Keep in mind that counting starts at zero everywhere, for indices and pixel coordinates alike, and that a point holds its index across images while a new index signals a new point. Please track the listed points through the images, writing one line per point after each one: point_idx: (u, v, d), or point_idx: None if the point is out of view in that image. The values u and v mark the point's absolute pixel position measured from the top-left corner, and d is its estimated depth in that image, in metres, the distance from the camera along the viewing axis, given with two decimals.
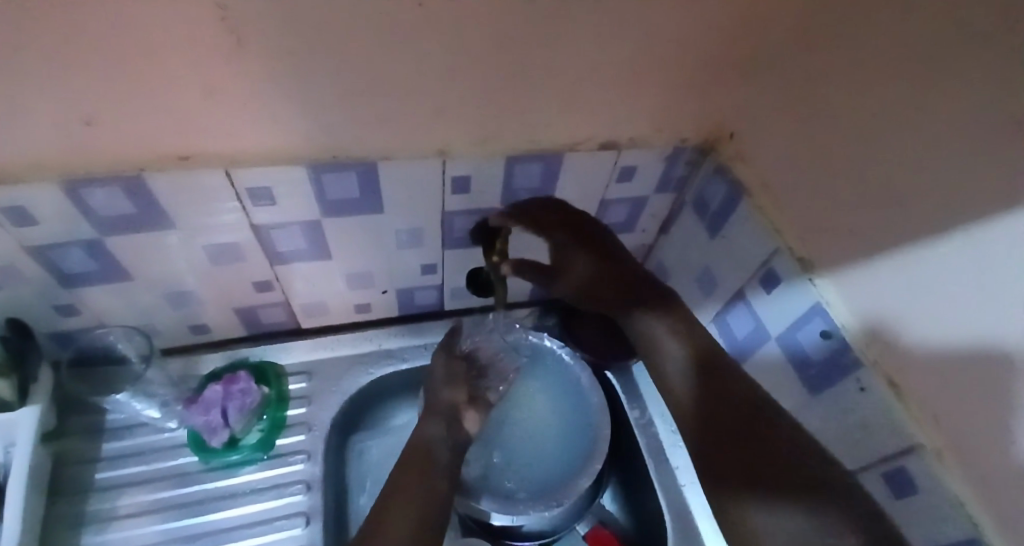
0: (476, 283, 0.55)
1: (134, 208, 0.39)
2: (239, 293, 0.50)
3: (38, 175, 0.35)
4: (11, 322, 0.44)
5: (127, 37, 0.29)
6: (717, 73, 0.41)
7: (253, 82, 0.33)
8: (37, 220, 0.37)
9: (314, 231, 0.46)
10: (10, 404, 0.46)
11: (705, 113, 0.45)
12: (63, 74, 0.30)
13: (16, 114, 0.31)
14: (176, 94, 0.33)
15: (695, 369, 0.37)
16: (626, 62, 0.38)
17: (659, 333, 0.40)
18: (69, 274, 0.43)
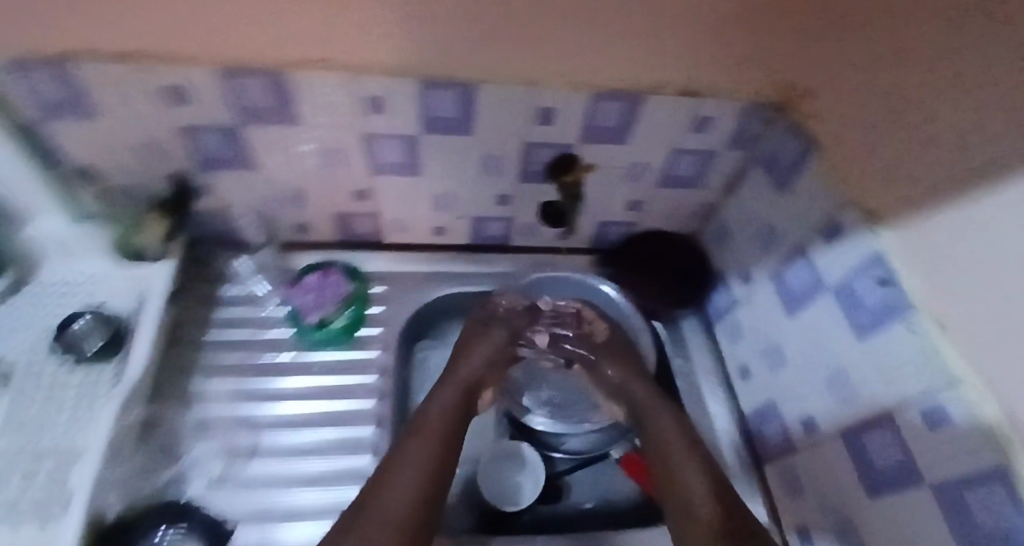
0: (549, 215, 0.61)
1: (271, 102, 0.45)
2: (338, 197, 0.57)
3: (202, 62, 0.41)
4: (178, 176, 0.51)
5: None
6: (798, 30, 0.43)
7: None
8: (196, 102, 0.44)
9: (412, 146, 0.51)
10: (147, 254, 0.55)
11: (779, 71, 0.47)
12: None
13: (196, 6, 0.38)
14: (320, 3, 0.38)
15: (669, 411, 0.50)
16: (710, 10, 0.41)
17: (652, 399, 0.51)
18: (208, 159, 0.50)
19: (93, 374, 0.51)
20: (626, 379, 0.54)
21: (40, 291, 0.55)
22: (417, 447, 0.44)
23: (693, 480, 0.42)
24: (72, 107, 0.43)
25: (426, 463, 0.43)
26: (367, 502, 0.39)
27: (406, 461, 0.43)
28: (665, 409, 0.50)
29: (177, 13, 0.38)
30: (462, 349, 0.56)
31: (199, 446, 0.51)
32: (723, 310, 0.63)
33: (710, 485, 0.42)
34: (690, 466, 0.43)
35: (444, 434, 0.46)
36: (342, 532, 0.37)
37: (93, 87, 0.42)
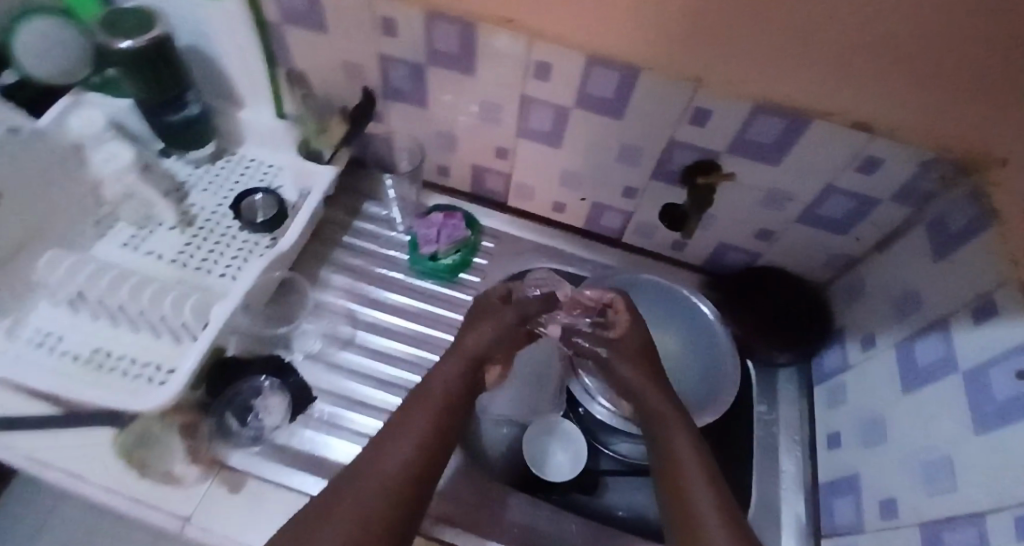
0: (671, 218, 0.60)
1: (457, 48, 0.51)
2: (483, 150, 0.62)
3: (413, 2, 0.47)
4: (366, 91, 0.58)
5: None
6: (998, 94, 0.39)
7: None
8: (398, 35, 0.51)
9: (563, 117, 0.54)
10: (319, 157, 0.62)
11: (967, 132, 0.42)
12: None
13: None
14: None
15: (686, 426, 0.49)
16: (889, 44, 0.38)
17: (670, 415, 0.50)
18: (391, 88, 0.58)
19: (250, 240, 0.60)
20: (646, 389, 0.53)
21: (232, 164, 0.65)
22: (418, 420, 0.45)
23: (702, 493, 0.42)
24: (306, 19, 0.52)
25: (422, 437, 0.44)
26: (364, 466, 0.41)
27: (404, 431, 0.44)
28: (682, 421, 0.49)
29: None
30: (478, 315, 0.56)
31: (309, 321, 0.60)
32: (830, 373, 0.58)
33: (717, 500, 0.42)
34: (700, 476, 0.44)
35: (445, 409, 0.47)
36: (337, 491, 0.40)
37: (326, 5, 0.50)
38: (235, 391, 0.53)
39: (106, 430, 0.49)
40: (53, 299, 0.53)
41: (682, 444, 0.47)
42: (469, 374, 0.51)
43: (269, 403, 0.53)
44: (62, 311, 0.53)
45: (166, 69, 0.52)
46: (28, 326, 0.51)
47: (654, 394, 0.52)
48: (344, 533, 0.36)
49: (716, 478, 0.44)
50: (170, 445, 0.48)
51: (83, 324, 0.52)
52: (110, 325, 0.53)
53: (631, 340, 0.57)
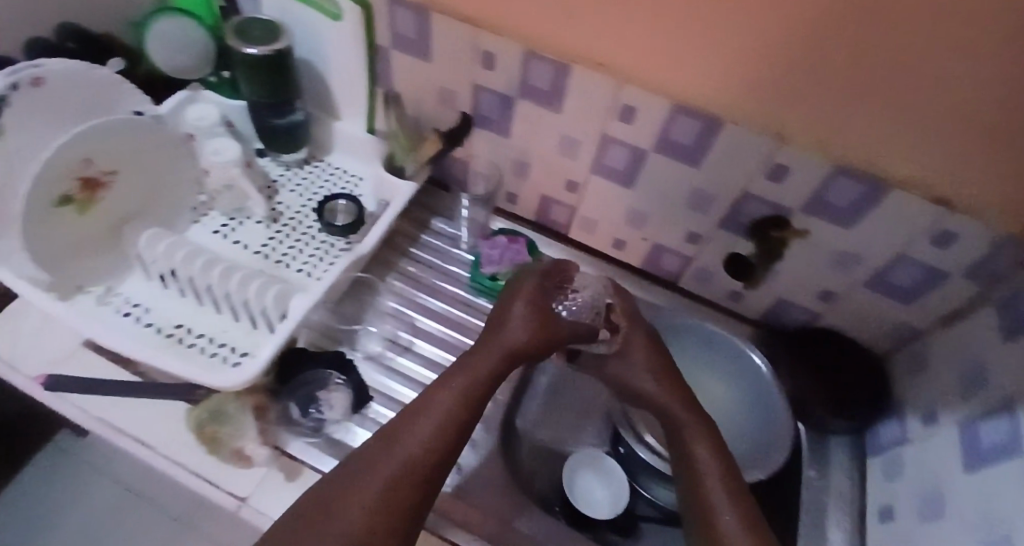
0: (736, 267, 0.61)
1: (548, 86, 0.54)
2: (554, 183, 0.65)
3: (517, 40, 0.51)
4: (466, 118, 0.61)
5: None
6: None
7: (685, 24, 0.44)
8: (496, 69, 0.55)
9: (639, 160, 0.57)
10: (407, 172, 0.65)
11: None
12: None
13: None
14: (630, 16, 0.46)
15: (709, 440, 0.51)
16: (965, 95, 0.38)
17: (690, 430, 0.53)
18: (479, 116, 0.61)
19: (329, 240, 0.64)
20: (668, 397, 0.55)
21: (321, 169, 0.71)
22: (445, 399, 0.47)
23: (719, 503, 0.47)
24: (415, 46, 0.57)
25: (450, 421, 0.45)
26: (390, 438, 0.44)
27: (432, 411, 0.46)
28: (702, 430, 0.52)
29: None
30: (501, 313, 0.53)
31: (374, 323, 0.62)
32: (886, 445, 0.57)
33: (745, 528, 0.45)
34: (720, 484, 0.48)
35: (478, 395, 0.48)
36: (364, 457, 0.43)
37: (436, 35, 0.54)
38: (299, 381, 0.54)
39: (180, 404, 0.51)
40: (145, 271, 0.57)
41: (709, 462, 0.49)
42: (501, 368, 0.49)
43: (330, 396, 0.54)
44: (152, 285, 0.57)
45: (281, 77, 0.57)
46: (119, 294, 0.55)
47: (675, 401, 0.54)
48: (374, 505, 0.40)
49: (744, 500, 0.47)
50: (234, 426, 0.50)
51: (169, 299, 0.56)
52: (196, 304, 0.56)
53: (637, 345, 0.58)
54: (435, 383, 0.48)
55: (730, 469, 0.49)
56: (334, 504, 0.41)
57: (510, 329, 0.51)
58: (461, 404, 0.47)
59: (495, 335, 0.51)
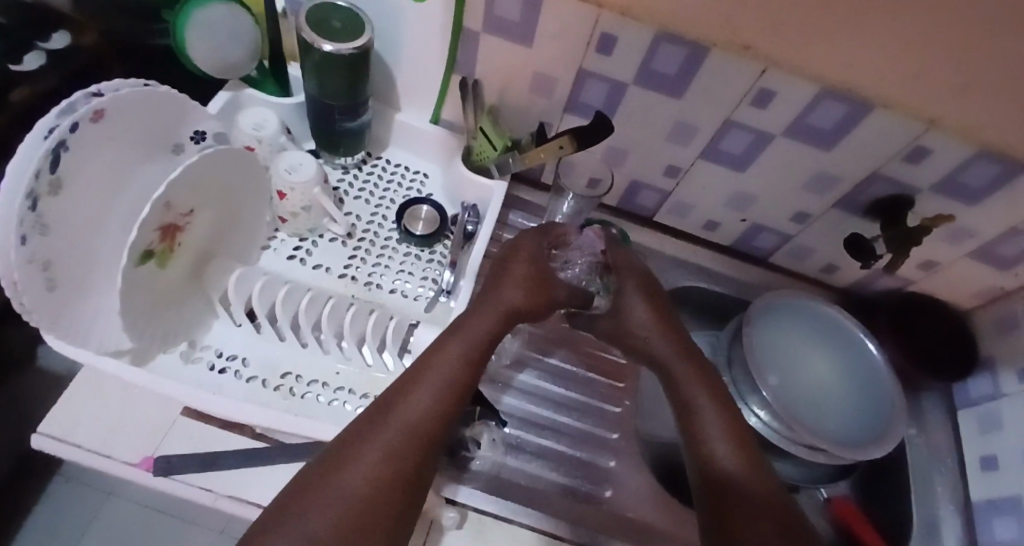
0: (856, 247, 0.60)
1: (675, 70, 0.49)
2: (652, 168, 0.60)
3: (650, 22, 0.45)
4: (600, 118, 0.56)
5: None
6: None
7: (860, 7, 0.40)
8: (614, 53, 0.49)
9: (761, 143, 0.53)
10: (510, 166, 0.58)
11: None
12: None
13: None
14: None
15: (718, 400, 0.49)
16: None
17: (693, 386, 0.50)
18: (578, 102, 0.56)
19: (413, 252, 0.57)
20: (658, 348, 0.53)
21: (380, 168, 0.63)
22: (451, 361, 0.43)
23: (713, 437, 0.45)
24: (518, 27, 0.49)
25: (450, 385, 0.42)
26: (391, 402, 0.40)
27: (437, 375, 0.42)
28: (702, 379, 0.50)
29: None
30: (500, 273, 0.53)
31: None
32: (977, 399, 0.61)
33: (750, 480, 0.41)
34: (725, 439, 0.45)
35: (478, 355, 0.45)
36: (362, 424, 0.38)
37: (544, 18, 0.48)
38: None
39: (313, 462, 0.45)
40: (231, 317, 0.48)
41: (711, 418, 0.47)
42: (497, 327, 0.48)
43: (475, 431, 0.49)
44: (241, 332, 0.48)
45: (360, 74, 0.49)
46: (206, 348, 0.47)
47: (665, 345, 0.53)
48: (370, 477, 0.35)
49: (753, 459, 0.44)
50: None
51: (268, 345, 0.48)
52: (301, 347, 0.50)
53: (632, 295, 0.55)
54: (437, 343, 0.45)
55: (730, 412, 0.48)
56: (322, 474, 0.35)
57: (505, 291, 0.51)
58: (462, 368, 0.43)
59: (491, 295, 0.50)
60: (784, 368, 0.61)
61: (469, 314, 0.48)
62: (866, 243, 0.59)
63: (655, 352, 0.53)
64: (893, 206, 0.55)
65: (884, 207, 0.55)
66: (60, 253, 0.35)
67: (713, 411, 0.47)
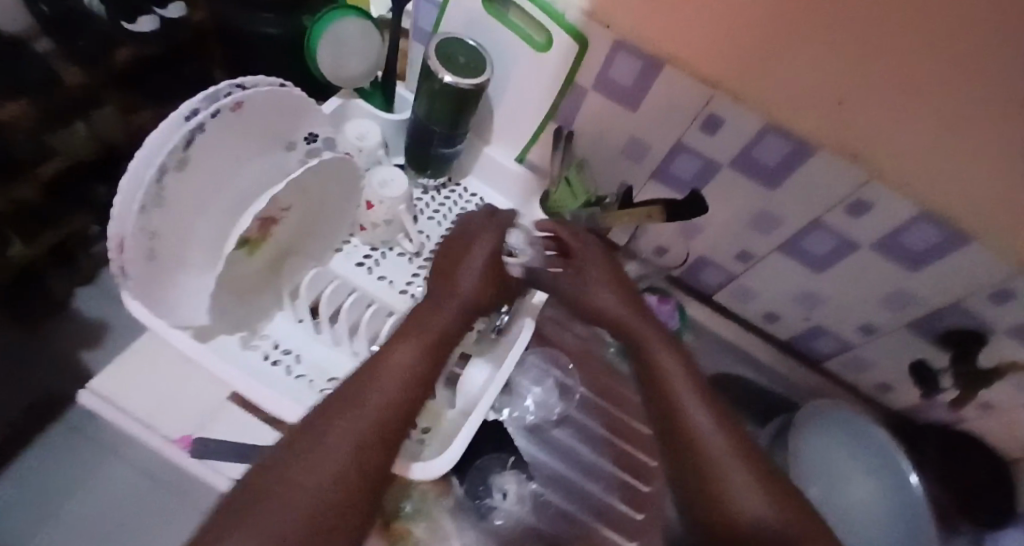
0: (920, 375, 0.60)
1: (774, 163, 0.49)
2: (724, 250, 0.60)
3: (762, 113, 0.46)
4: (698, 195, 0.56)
5: (964, 75, 0.35)
6: None
7: (991, 142, 0.38)
8: (718, 133, 0.49)
9: (844, 249, 0.53)
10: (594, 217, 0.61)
11: None
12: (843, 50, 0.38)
13: (807, 77, 0.41)
14: (913, 119, 0.40)
15: (699, 387, 0.43)
16: None
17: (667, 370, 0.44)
18: (667, 172, 0.56)
19: None
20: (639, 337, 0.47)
21: (457, 195, 0.64)
22: (406, 358, 0.40)
23: (708, 434, 0.39)
24: (628, 93, 0.51)
25: (416, 374, 0.40)
26: (350, 394, 0.37)
27: (388, 375, 0.39)
28: (688, 373, 0.44)
29: (789, 75, 0.42)
30: (446, 267, 0.49)
31: (532, 389, 0.57)
32: None
33: (779, 498, 0.35)
34: (740, 454, 0.38)
35: (436, 349, 0.42)
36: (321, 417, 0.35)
37: (658, 87, 0.49)
38: (472, 468, 0.51)
39: None
40: (294, 312, 0.50)
41: (714, 422, 0.40)
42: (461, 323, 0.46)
43: (505, 478, 0.51)
44: (301, 328, 0.49)
45: (468, 108, 0.51)
46: (264, 337, 0.48)
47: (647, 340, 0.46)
48: (334, 476, 0.32)
49: (775, 476, 0.37)
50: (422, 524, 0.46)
51: (323, 348, 0.49)
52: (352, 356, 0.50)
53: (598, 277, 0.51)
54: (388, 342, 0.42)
55: (718, 406, 0.42)
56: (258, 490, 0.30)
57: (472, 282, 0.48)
58: (423, 353, 0.41)
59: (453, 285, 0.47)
60: (826, 484, 0.60)
61: (424, 312, 0.45)
62: (933, 372, 0.59)
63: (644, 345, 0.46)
64: (966, 339, 0.54)
65: (957, 338, 0.54)
66: (167, 225, 0.36)
67: (708, 411, 0.41)
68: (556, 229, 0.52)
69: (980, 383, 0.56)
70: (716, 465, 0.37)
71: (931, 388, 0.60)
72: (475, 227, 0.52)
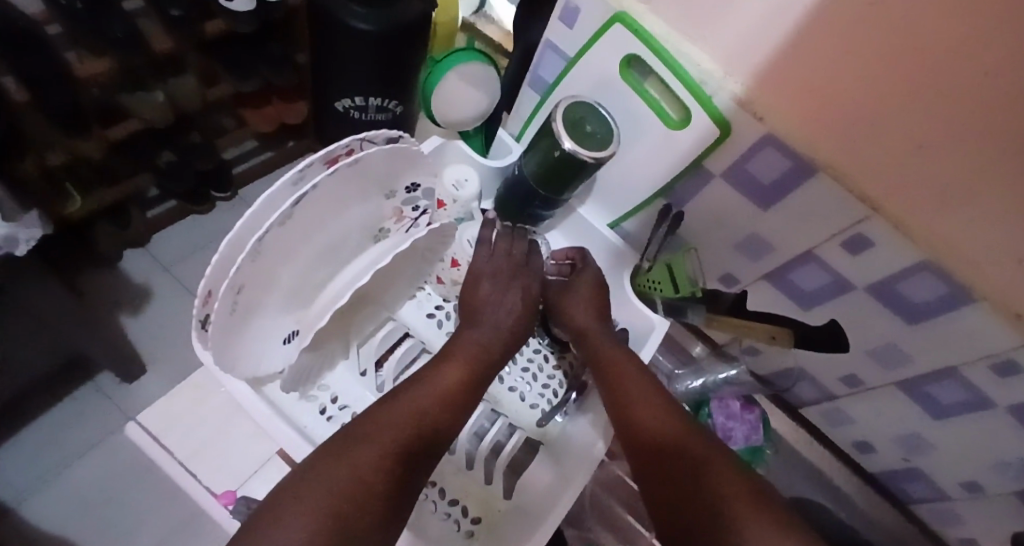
0: None
1: (920, 304, 0.43)
2: (826, 368, 0.55)
3: (920, 250, 0.39)
4: (835, 325, 0.50)
5: None
6: None
7: None
8: (859, 256, 0.43)
9: (975, 406, 0.46)
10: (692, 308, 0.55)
11: None
12: (995, 160, 0.32)
13: (982, 223, 0.35)
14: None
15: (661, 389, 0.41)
16: None
17: (634, 374, 0.42)
18: (783, 278, 0.51)
19: (543, 352, 0.52)
20: (622, 372, 0.42)
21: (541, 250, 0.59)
22: (440, 379, 0.38)
23: (667, 430, 0.38)
24: (756, 190, 0.46)
25: (445, 394, 0.38)
26: (373, 415, 0.35)
27: (417, 391, 0.37)
28: (643, 371, 0.42)
29: (960, 218, 0.36)
30: (468, 303, 0.44)
31: None
32: None
33: (739, 483, 0.33)
34: (697, 443, 0.36)
35: (479, 380, 0.40)
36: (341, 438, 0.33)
37: (798, 195, 0.43)
38: None
39: None
40: (357, 364, 0.47)
41: (671, 421, 0.38)
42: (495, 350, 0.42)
43: None
44: (362, 382, 0.46)
45: (577, 179, 0.46)
46: (323, 388, 0.45)
47: (639, 391, 0.41)
48: (348, 493, 0.30)
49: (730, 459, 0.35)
50: None
51: None
52: None
53: (581, 305, 0.47)
54: (430, 364, 0.40)
55: (716, 456, 0.35)
56: (301, 483, 0.30)
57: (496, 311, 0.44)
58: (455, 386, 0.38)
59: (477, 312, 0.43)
60: None
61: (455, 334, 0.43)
62: None
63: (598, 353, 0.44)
64: None
65: None
66: (253, 277, 0.33)
67: (658, 404, 0.40)
68: (576, 251, 0.50)
69: None
70: (664, 453, 0.37)
71: None
72: (485, 265, 0.45)
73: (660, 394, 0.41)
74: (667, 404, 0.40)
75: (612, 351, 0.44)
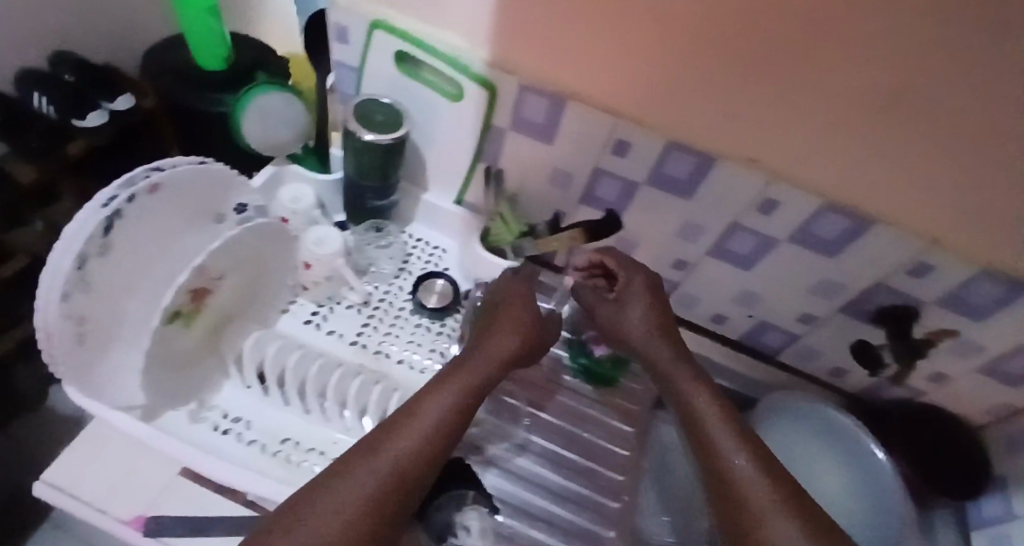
0: (864, 355, 0.62)
1: (685, 178, 0.52)
2: (661, 261, 0.63)
3: (660, 131, 0.48)
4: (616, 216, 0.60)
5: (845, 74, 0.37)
6: None
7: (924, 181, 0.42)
8: (628, 154, 0.52)
9: (766, 247, 0.55)
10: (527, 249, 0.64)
11: None
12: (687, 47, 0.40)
13: (689, 93, 0.44)
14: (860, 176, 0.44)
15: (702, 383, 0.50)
16: None
17: (676, 370, 0.51)
18: (592, 196, 0.59)
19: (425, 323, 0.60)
20: (661, 363, 0.52)
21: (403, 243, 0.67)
22: (437, 406, 0.42)
23: (713, 425, 0.45)
24: (537, 129, 0.54)
25: (448, 418, 0.42)
26: (385, 434, 0.39)
27: (427, 416, 0.41)
28: (683, 366, 0.51)
29: (670, 95, 0.45)
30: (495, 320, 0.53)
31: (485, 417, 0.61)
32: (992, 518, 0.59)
33: (759, 468, 0.41)
34: (723, 430, 0.44)
35: (473, 394, 0.45)
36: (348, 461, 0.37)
37: (565, 121, 0.52)
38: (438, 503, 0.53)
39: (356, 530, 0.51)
40: (242, 380, 0.52)
41: (704, 409, 0.47)
42: (498, 375, 0.48)
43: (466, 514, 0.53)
44: (249, 394, 0.51)
45: (394, 160, 0.54)
46: (213, 408, 0.49)
47: (691, 389, 0.49)
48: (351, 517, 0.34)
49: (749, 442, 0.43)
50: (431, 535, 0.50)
51: (272, 408, 0.51)
52: (303, 414, 0.51)
53: (633, 301, 0.55)
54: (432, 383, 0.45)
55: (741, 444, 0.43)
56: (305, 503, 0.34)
57: (500, 334, 0.51)
58: (454, 414, 0.43)
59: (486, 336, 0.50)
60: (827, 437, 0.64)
61: (461, 356, 0.48)
62: (874, 351, 0.61)
63: (647, 344, 0.54)
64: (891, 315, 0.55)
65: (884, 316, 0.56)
66: (94, 309, 0.38)
67: (701, 396, 0.48)
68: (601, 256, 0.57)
69: (918, 352, 0.58)
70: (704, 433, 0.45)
71: (875, 365, 0.62)
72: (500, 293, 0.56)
73: (707, 389, 0.49)
74: (705, 395, 0.48)
75: (658, 348, 0.53)
